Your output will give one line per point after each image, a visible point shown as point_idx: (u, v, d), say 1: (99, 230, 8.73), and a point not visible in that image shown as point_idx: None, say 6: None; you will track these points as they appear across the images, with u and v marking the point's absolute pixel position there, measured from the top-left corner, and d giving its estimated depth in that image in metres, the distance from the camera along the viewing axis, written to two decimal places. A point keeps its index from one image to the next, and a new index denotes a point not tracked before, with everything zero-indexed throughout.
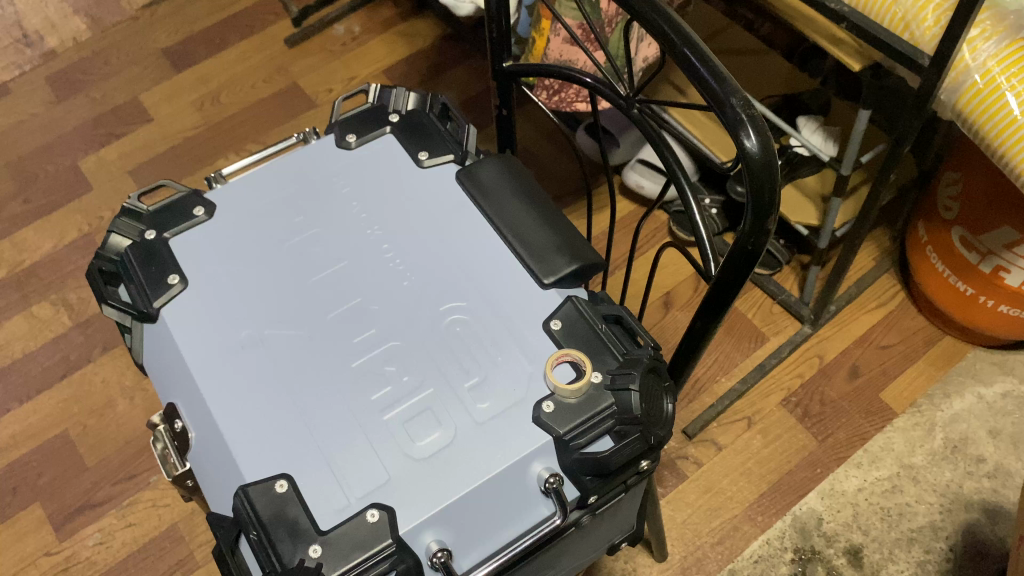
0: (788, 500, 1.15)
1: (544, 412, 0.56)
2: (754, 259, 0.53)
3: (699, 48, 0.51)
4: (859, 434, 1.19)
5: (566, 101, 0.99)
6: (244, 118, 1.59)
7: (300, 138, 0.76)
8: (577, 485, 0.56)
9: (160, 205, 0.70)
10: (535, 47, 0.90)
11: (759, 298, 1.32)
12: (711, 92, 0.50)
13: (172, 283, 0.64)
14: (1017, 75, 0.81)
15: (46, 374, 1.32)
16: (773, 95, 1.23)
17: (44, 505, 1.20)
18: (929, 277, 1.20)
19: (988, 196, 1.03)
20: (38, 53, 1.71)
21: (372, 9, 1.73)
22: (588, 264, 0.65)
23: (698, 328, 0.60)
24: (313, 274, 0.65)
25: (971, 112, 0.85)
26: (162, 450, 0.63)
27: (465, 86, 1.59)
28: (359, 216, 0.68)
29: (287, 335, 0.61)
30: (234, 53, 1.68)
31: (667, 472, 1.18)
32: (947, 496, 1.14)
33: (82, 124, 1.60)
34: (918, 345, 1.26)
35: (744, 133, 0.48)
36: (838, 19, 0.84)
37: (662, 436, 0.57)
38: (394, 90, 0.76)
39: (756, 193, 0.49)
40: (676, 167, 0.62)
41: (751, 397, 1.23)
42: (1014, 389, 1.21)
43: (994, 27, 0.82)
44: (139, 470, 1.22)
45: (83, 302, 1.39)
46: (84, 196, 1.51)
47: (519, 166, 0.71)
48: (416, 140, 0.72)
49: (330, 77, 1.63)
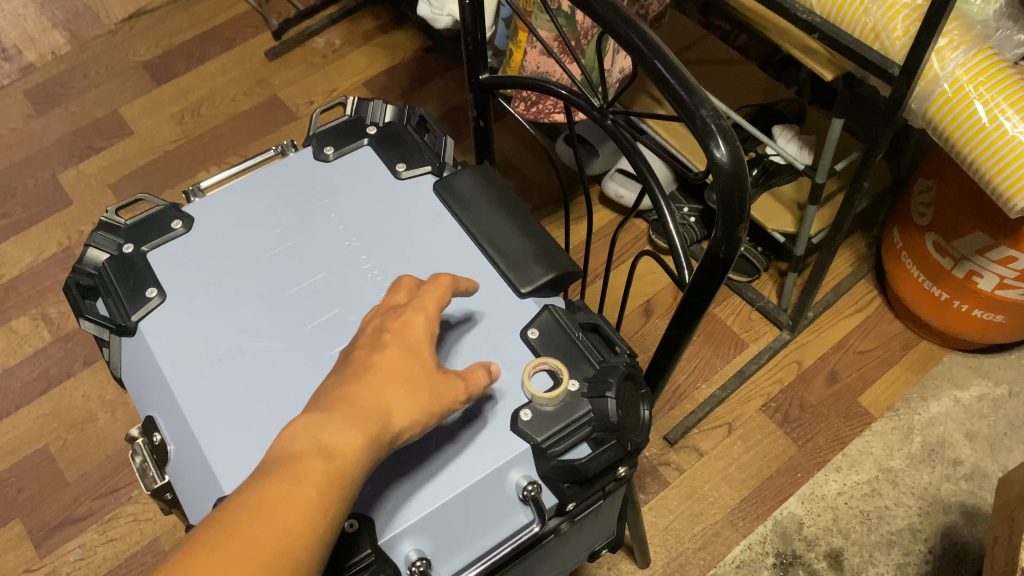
0: (768, 505, 1.16)
1: (522, 420, 0.57)
2: (726, 267, 0.54)
3: (669, 60, 0.52)
4: (838, 439, 1.21)
5: (544, 112, 0.99)
6: (225, 130, 1.59)
7: (277, 151, 0.76)
8: (555, 492, 0.57)
9: (138, 219, 0.70)
10: (512, 59, 0.91)
11: (738, 305, 1.34)
12: (681, 102, 0.51)
13: (151, 296, 0.64)
14: (983, 84, 0.83)
15: (26, 390, 1.31)
16: (749, 104, 1.24)
17: (24, 522, 1.19)
18: (904, 282, 1.21)
19: (959, 202, 1.05)
20: (17, 67, 1.70)
21: (353, 22, 1.74)
22: (564, 272, 0.65)
23: (673, 336, 0.61)
24: (291, 286, 0.65)
25: (940, 120, 0.87)
26: (140, 463, 0.62)
27: (445, 97, 1.60)
28: (337, 228, 0.68)
29: (265, 347, 0.62)
30: (214, 66, 1.69)
31: (649, 479, 1.19)
32: (926, 499, 1.15)
33: (61, 138, 1.60)
34: (894, 349, 1.28)
35: (713, 143, 0.49)
36: (809, 30, 0.85)
37: (638, 443, 0.58)
38: (372, 102, 0.76)
39: (726, 202, 0.50)
40: (649, 177, 0.63)
41: (732, 403, 1.25)
42: (989, 392, 1.23)
43: (961, 37, 0.84)
44: (121, 484, 1.22)
45: (63, 317, 1.38)
46: (64, 210, 1.51)
47: (495, 176, 0.72)
48: (394, 151, 0.73)
49: (310, 89, 1.64)
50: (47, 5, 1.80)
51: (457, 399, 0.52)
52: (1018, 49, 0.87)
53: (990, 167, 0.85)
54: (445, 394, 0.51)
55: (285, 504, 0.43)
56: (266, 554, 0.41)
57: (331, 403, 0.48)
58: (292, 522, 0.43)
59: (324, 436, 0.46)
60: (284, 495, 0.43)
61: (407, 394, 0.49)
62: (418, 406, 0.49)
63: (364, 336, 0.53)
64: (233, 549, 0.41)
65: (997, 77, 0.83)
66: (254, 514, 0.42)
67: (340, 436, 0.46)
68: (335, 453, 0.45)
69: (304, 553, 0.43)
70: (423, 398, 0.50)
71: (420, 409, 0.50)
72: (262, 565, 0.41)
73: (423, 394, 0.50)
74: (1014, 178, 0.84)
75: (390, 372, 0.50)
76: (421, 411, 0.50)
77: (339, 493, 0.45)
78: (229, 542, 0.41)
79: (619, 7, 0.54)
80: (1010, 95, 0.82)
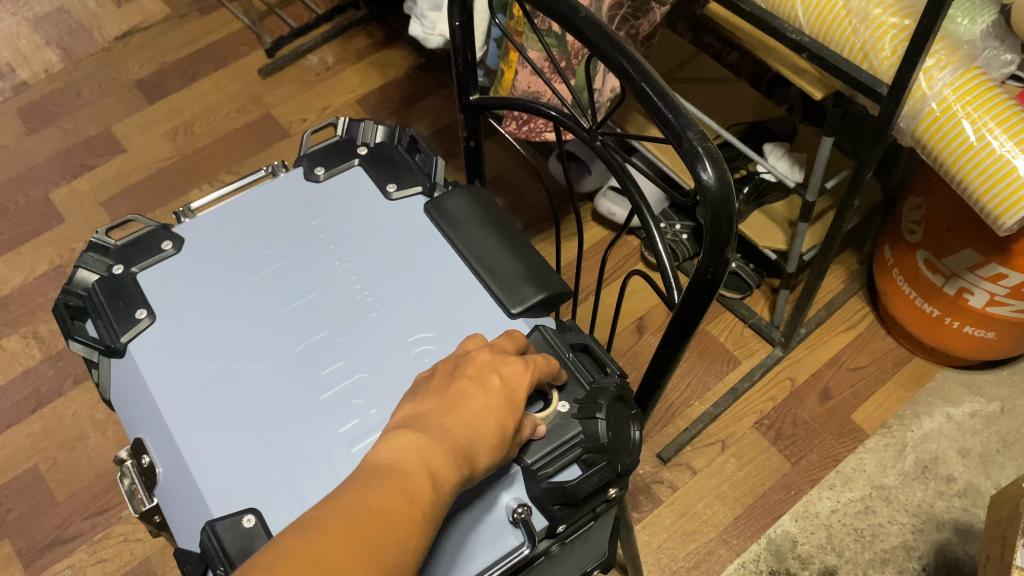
0: (762, 523, 1.16)
1: None
2: (714, 288, 0.54)
3: (657, 83, 0.52)
4: (832, 456, 1.21)
5: (535, 131, 1.00)
6: (218, 148, 1.59)
7: (269, 171, 0.76)
8: (546, 515, 0.56)
9: (128, 239, 0.70)
10: (504, 78, 0.92)
11: (731, 322, 1.34)
12: (669, 125, 0.51)
13: (140, 317, 0.64)
14: (971, 103, 0.83)
15: (15, 409, 1.31)
16: (741, 122, 1.25)
17: (13, 542, 1.18)
18: (897, 300, 1.22)
19: (949, 220, 1.06)
20: (10, 85, 1.71)
21: (346, 40, 1.74)
22: (555, 293, 0.65)
23: (664, 355, 0.61)
24: (281, 306, 0.65)
25: (929, 139, 0.87)
26: (129, 485, 0.61)
27: (438, 114, 1.61)
28: (328, 248, 0.68)
29: (255, 368, 0.61)
30: (208, 83, 1.69)
31: (642, 497, 1.18)
32: (920, 516, 1.15)
33: (53, 155, 1.60)
34: (887, 366, 1.28)
35: (700, 165, 0.49)
36: (799, 50, 0.86)
37: (629, 464, 0.58)
38: (362, 122, 0.76)
39: (714, 224, 0.50)
40: (639, 198, 0.63)
41: (725, 420, 1.25)
42: (981, 409, 1.23)
43: (948, 57, 0.84)
44: (111, 504, 1.21)
45: (54, 335, 1.38)
46: (56, 228, 1.50)
47: (486, 196, 0.72)
48: (384, 172, 0.73)
49: (304, 107, 1.64)
50: (40, 23, 1.81)
51: (512, 451, 0.54)
52: (1006, 68, 0.88)
53: (979, 186, 0.86)
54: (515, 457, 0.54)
55: (405, 520, 0.44)
56: (384, 559, 0.42)
57: (440, 433, 0.49)
58: (408, 537, 0.44)
59: (433, 464, 0.47)
60: (404, 513, 0.44)
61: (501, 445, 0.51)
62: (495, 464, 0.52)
63: (471, 368, 0.54)
64: (360, 552, 0.42)
65: (984, 96, 0.83)
66: (377, 521, 0.43)
67: (444, 464, 0.48)
68: (438, 480, 0.47)
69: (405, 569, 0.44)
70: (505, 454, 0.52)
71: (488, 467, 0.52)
72: (380, 570, 0.42)
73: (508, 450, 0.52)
74: (1002, 197, 0.84)
75: (494, 411, 0.52)
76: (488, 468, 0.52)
77: (433, 516, 0.46)
78: (356, 545, 0.42)
79: (607, 31, 0.55)
80: (997, 114, 0.83)
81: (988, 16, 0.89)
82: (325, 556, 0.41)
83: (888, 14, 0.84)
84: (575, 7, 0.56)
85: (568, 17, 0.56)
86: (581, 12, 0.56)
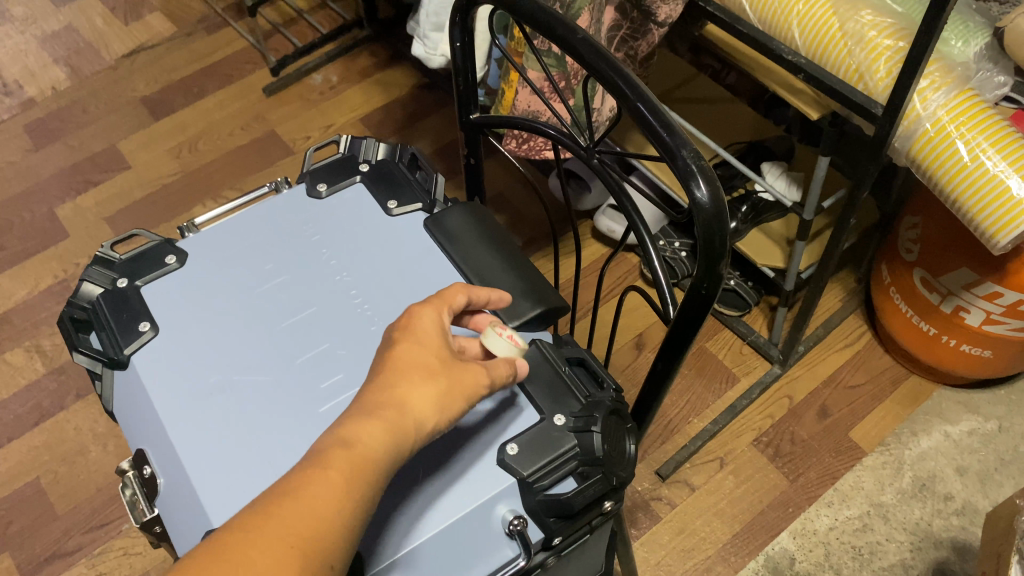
0: (760, 540, 1.16)
1: (509, 454, 0.57)
2: (708, 303, 0.55)
3: (651, 102, 0.53)
4: (830, 474, 1.21)
5: (535, 149, 1.01)
6: (222, 165, 1.61)
7: (272, 187, 0.77)
8: (541, 526, 0.57)
9: (133, 253, 0.71)
10: (504, 97, 0.93)
11: (729, 339, 1.35)
12: (663, 143, 0.52)
13: (144, 330, 0.65)
14: (965, 124, 0.85)
15: (18, 423, 1.31)
16: (739, 142, 1.27)
17: (13, 556, 1.19)
18: (893, 317, 1.23)
19: (946, 239, 1.07)
20: (17, 102, 1.73)
21: (350, 59, 1.77)
22: (552, 308, 0.66)
23: (659, 371, 0.62)
24: (282, 319, 0.66)
25: (924, 159, 0.88)
26: (130, 496, 0.63)
27: (440, 133, 1.62)
28: (329, 262, 0.70)
29: (255, 380, 0.62)
30: (213, 101, 1.71)
31: (640, 514, 1.19)
32: (918, 535, 1.15)
33: (59, 172, 1.61)
34: (885, 384, 1.29)
35: (694, 184, 0.50)
36: (795, 71, 0.88)
37: (624, 478, 0.59)
38: (365, 139, 0.78)
39: (707, 240, 0.51)
40: (635, 215, 0.64)
41: (724, 437, 1.25)
42: (979, 428, 1.23)
43: (942, 78, 0.85)
44: (111, 517, 1.21)
45: (57, 349, 1.39)
46: (60, 243, 1.52)
47: (484, 211, 0.73)
48: (385, 189, 0.74)
49: (307, 124, 1.66)
50: (48, 41, 1.83)
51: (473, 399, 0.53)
52: (999, 90, 0.90)
53: (972, 205, 0.87)
54: (467, 386, 0.52)
55: (318, 496, 0.45)
56: (297, 536, 0.43)
57: (361, 404, 0.50)
58: (321, 511, 0.44)
59: (350, 432, 0.48)
60: (316, 488, 0.45)
61: (437, 391, 0.51)
62: (446, 409, 0.51)
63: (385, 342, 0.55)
64: (269, 535, 0.43)
65: (977, 117, 0.85)
66: (291, 503, 0.44)
67: (365, 429, 0.48)
68: (376, 444, 0.48)
69: (332, 543, 0.44)
70: (449, 394, 0.51)
71: (448, 411, 0.51)
72: (292, 548, 0.43)
73: (447, 387, 0.51)
74: (997, 217, 0.86)
75: (413, 369, 0.52)
76: (451, 412, 0.51)
77: (365, 486, 0.46)
78: (268, 531, 0.43)
79: (604, 52, 0.56)
80: (990, 134, 0.84)
81: (980, 39, 0.90)
82: (233, 547, 0.42)
83: (883, 36, 0.85)
84: (572, 29, 0.58)
85: (566, 37, 0.58)
86: (578, 34, 0.57)
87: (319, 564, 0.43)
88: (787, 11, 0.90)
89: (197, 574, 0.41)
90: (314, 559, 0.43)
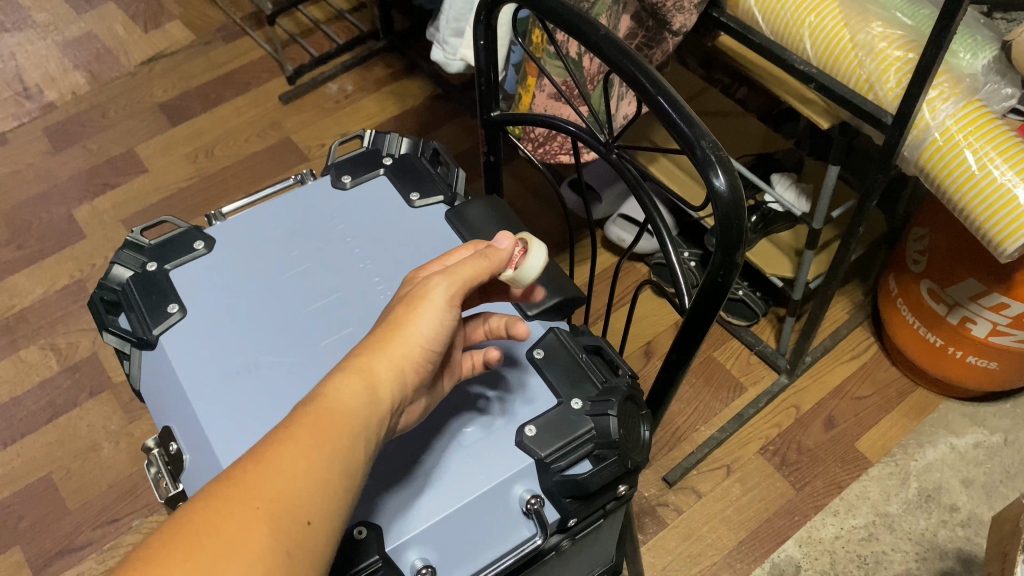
0: (766, 547, 1.16)
1: (527, 436, 0.61)
2: (724, 292, 0.56)
3: (671, 96, 0.55)
4: (836, 483, 1.22)
5: (550, 153, 1.03)
6: (238, 170, 1.63)
7: (297, 178, 0.80)
8: (558, 507, 0.61)
9: (162, 239, 0.73)
10: (521, 100, 0.95)
11: (737, 349, 1.36)
12: (683, 135, 0.54)
13: (172, 312, 0.67)
14: (973, 134, 0.86)
15: (31, 419, 1.33)
16: (750, 153, 1.28)
17: (24, 550, 1.20)
18: (900, 329, 1.24)
19: (952, 250, 1.08)
20: (38, 106, 1.75)
21: (365, 70, 1.80)
22: (568, 298, 0.70)
23: (672, 362, 0.64)
24: (307, 304, 0.68)
25: (933, 168, 0.90)
26: (155, 473, 0.65)
27: (453, 142, 1.64)
28: (353, 252, 0.72)
29: (281, 362, 0.64)
30: (230, 108, 1.74)
31: (647, 519, 1.19)
32: (923, 545, 1.16)
33: (77, 174, 1.64)
34: (891, 396, 1.30)
35: (713, 173, 0.52)
36: (806, 80, 0.90)
37: (638, 461, 0.62)
38: (388, 134, 0.81)
39: (725, 230, 0.53)
40: (656, 216, 0.66)
41: (730, 445, 1.26)
42: (984, 440, 1.24)
43: (951, 89, 0.87)
44: (121, 514, 1.22)
45: (72, 347, 1.40)
46: (77, 244, 1.54)
47: (504, 205, 0.75)
48: (408, 181, 0.77)
49: (322, 132, 1.69)
50: (70, 47, 1.86)
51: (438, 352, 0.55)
52: (1006, 102, 0.92)
53: (980, 214, 0.88)
54: (424, 287, 0.55)
55: (283, 462, 0.46)
56: (261, 498, 0.44)
57: (333, 369, 0.52)
58: (285, 475, 0.45)
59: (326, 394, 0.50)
60: (280, 454, 0.46)
61: (397, 328, 0.53)
62: (412, 323, 0.54)
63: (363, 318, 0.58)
64: (234, 500, 0.43)
65: (985, 127, 0.86)
66: (256, 471, 0.45)
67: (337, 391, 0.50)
68: (341, 414, 0.49)
69: (305, 504, 0.45)
70: (409, 310, 0.54)
71: (417, 322, 0.54)
72: (257, 510, 0.43)
73: (406, 306, 0.54)
74: (1002, 224, 0.87)
75: (379, 328, 0.54)
76: (419, 322, 0.54)
77: (339, 444, 0.48)
78: (232, 498, 0.44)
79: (626, 48, 0.58)
80: (998, 144, 0.86)
81: (990, 51, 0.93)
82: (198, 516, 0.43)
83: (894, 48, 0.87)
84: (595, 26, 0.60)
85: (589, 34, 0.60)
86: (600, 31, 0.59)
87: (293, 524, 0.44)
88: (800, 21, 0.92)
89: (176, 529, 0.42)
90: (284, 519, 0.44)
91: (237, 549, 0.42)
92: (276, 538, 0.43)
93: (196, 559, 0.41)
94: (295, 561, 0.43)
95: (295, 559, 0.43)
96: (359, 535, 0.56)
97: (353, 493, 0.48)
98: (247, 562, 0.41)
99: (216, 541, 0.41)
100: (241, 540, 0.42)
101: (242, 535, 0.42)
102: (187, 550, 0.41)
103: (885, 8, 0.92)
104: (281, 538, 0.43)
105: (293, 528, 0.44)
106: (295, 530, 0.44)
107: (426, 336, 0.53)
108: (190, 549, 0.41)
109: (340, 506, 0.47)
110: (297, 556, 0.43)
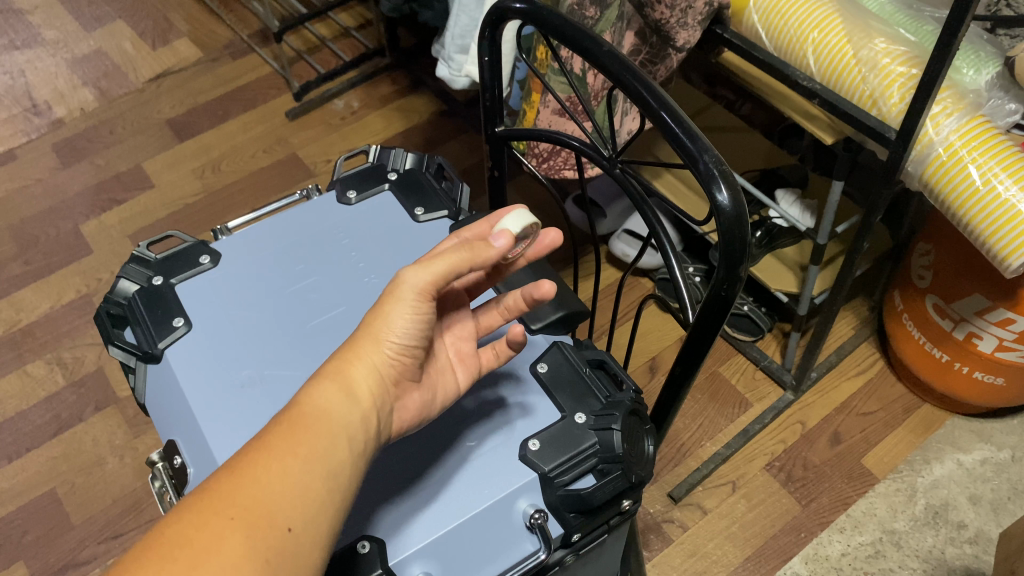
0: (772, 564, 1.16)
1: (531, 450, 0.62)
2: (728, 305, 0.56)
3: (675, 111, 0.56)
4: (842, 499, 1.21)
5: (555, 168, 1.03)
6: (245, 185, 1.64)
7: (303, 195, 0.81)
8: (561, 522, 0.61)
9: (168, 254, 0.73)
10: (526, 117, 0.96)
11: (742, 365, 1.36)
12: (686, 149, 0.54)
13: (177, 325, 0.67)
14: (977, 149, 0.86)
15: (36, 433, 1.33)
16: (753, 169, 1.28)
17: (27, 564, 1.20)
18: (906, 345, 1.23)
19: (957, 265, 1.08)
20: (46, 122, 1.77)
21: (371, 86, 1.81)
22: (572, 313, 0.72)
23: (676, 375, 0.64)
24: (313, 317, 0.68)
25: (937, 183, 0.89)
26: (159, 487, 0.65)
27: (458, 157, 1.65)
28: (358, 266, 0.72)
29: (285, 374, 0.64)
30: (236, 124, 1.75)
31: (652, 536, 1.19)
32: (931, 563, 1.15)
33: (84, 190, 1.65)
34: (897, 413, 1.29)
35: (716, 188, 0.53)
36: (810, 96, 0.90)
37: (643, 475, 0.62)
38: (394, 150, 0.82)
39: (728, 244, 0.53)
40: (661, 231, 0.66)
41: (736, 461, 1.25)
42: (991, 457, 1.24)
43: (954, 106, 0.87)
44: (125, 529, 1.22)
45: (77, 361, 1.41)
46: (84, 258, 1.55)
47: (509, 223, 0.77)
48: (413, 197, 0.78)
49: (328, 148, 1.69)
50: (78, 63, 1.88)
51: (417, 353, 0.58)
52: (1010, 117, 0.91)
53: (985, 229, 0.88)
54: (393, 284, 0.55)
55: (258, 472, 0.48)
56: (235, 507, 0.47)
57: (312, 375, 0.54)
58: (260, 486, 0.48)
59: (304, 404, 0.52)
60: (257, 464, 0.49)
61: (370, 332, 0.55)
62: (383, 324, 0.55)
63: None
64: (208, 511, 0.46)
65: (989, 142, 0.86)
66: (230, 483, 0.48)
67: (311, 399, 0.52)
68: (322, 421, 0.51)
69: (283, 511, 0.48)
70: (380, 310, 0.55)
71: (389, 322, 0.55)
72: (231, 520, 0.46)
73: (379, 305, 0.56)
74: (1007, 238, 0.86)
75: (355, 335, 0.56)
76: (391, 323, 0.55)
77: (316, 448, 0.50)
78: (207, 507, 0.47)
79: (628, 62, 0.59)
80: (1002, 160, 0.86)
81: (992, 67, 0.93)
82: (174, 527, 0.46)
83: (896, 63, 0.87)
84: (599, 42, 0.61)
85: (591, 50, 0.61)
86: (604, 47, 0.60)
87: (270, 532, 0.47)
88: (802, 37, 0.92)
89: (152, 544, 0.45)
90: (260, 526, 0.46)
91: (211, 555, 0.44)
92: (252, 545, 0.45)
93: (168, 568, 0.44)
94: (274, 567, 0.46)
95: (274, 564, 0.46)
96: (363, 549, 0.56)
97: (343, 494, 0.51)
98: (224, 567, 0.44)
99: (188, 555, 0.44)
100: (215, 548, 0.45)
101: (213, 544, 0.45)
102: (162, 560, 0.44)
103: (888, 25, 0.92)
104: (255, 547, 0.45)
105: (270, 536, 0.46)
106: (273, 537, 0.46)
107: (398, 335, 0.55)
108: (164, 560, 0.44)
109: (325, 509, 0.49)
110: (275, 560, 0.46)
